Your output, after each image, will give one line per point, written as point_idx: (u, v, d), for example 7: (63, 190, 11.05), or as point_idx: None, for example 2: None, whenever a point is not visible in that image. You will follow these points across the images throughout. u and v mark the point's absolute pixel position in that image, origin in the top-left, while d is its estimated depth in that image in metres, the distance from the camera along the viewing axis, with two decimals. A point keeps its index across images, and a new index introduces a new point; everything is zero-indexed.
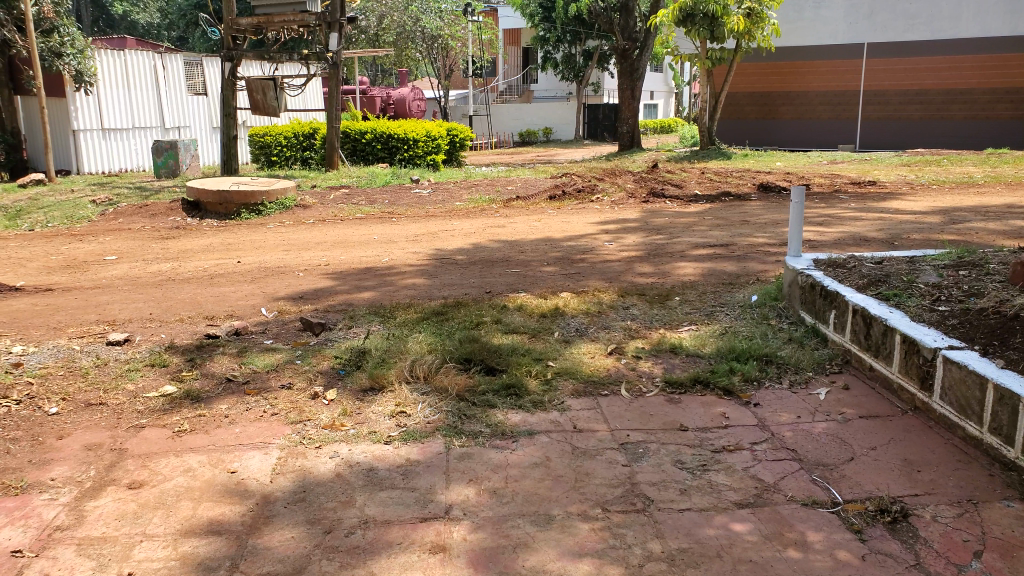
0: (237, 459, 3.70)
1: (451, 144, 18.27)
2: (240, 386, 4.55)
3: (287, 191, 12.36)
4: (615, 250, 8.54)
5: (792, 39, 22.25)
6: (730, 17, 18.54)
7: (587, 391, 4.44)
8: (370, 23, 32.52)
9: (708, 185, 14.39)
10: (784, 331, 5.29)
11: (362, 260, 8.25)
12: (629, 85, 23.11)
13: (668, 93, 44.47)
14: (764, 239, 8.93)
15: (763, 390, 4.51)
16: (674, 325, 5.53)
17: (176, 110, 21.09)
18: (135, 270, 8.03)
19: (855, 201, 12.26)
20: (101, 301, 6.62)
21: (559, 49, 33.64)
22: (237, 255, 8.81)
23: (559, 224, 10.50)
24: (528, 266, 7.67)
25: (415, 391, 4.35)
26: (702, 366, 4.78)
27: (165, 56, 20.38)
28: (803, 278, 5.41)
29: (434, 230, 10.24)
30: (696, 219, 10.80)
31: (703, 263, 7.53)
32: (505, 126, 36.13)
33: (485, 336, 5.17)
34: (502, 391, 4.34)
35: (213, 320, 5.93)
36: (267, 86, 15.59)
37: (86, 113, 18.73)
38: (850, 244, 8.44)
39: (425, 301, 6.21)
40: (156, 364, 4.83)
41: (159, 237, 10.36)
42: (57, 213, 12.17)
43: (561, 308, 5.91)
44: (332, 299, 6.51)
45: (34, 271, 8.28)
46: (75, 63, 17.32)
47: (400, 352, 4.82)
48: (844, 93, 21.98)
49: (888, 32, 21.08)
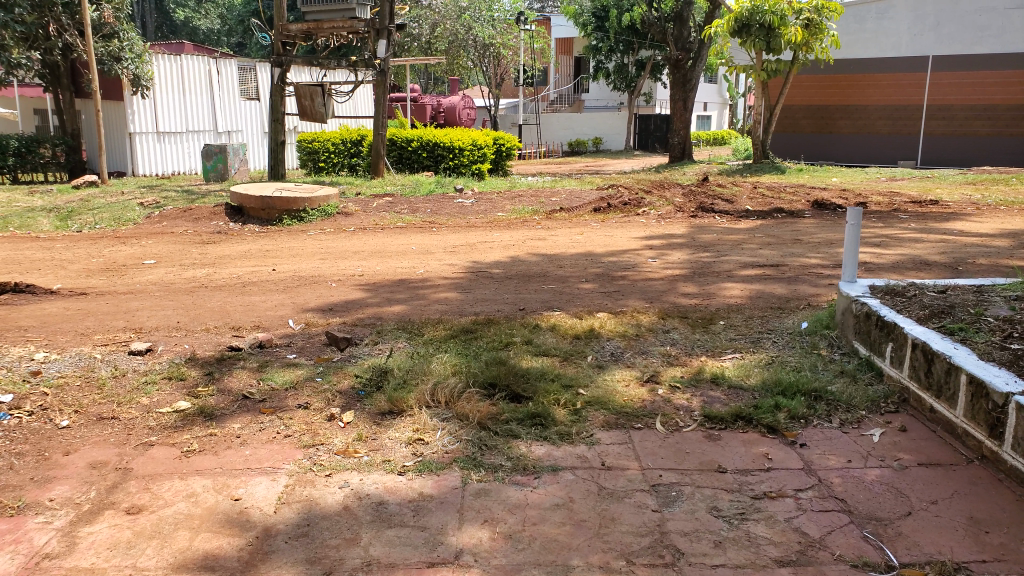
0: (242, 485, 3.52)
1: (497, 153, 18.10)
2: (257, 403, 4.39)
3: (329, 198, 12.29)
4: (658, 267, 8.19)
5: (853, 51, 21.66)
6: (788, 28, 17.98)
7: (618, 423, 4.15)
8: (421, 31, 32.58)
9: (760, 200, 13.90)
10: (836, 363, 4.91)
11: (397, 271, 8.09)
12: (681, 96, 22.70)
13: (722, 105, 43.68)
14: (817, 260, 8.47)
15: (809, 428, 4.14)
16: (717, 352, 5.19)
17: (229, 115, 21.42)
18: (170, 276, 8.00)
19: (916, 221, 11.65)
20: (131, 307, 6.57)
21: (610, 59, 33.20)
22: (273, 262, 8.75)
23: (601, 238, 10.19)
24: (565, 283, 7.40)
25: (434, 416, 4.12)
26: (746, 399, 4.44)
27: (220, 61, 20.73)
28: (857, 306, 5.02)
29: (474, 241, 10.03)
30: (745, 236, 10.37)
31: (751, 285, 7.16)
32: (555, 136, 35.84)
33: (513, 358, 4.91)
34: (527, 421, 4.08)
35: (239, 331, 5.81)
36: (315, 92, 15.65)
37: (142, 116, 19.18)
38: (910, 268, 7.94)
39: (454, 318, 5.99)
40: (174, 377, 4.72)
41: (199, 242, 10.39)
42: (106, 215, 12.36)
43: (597, 329, 5.61)
44: (361, 312, 6.34)
45: (74, 274, 8.33)
46: (133, 67, 17.82)
47: (423, 373, 4.60)
48: (907, 107, 21.15)
49: (955, 45, 20.17)
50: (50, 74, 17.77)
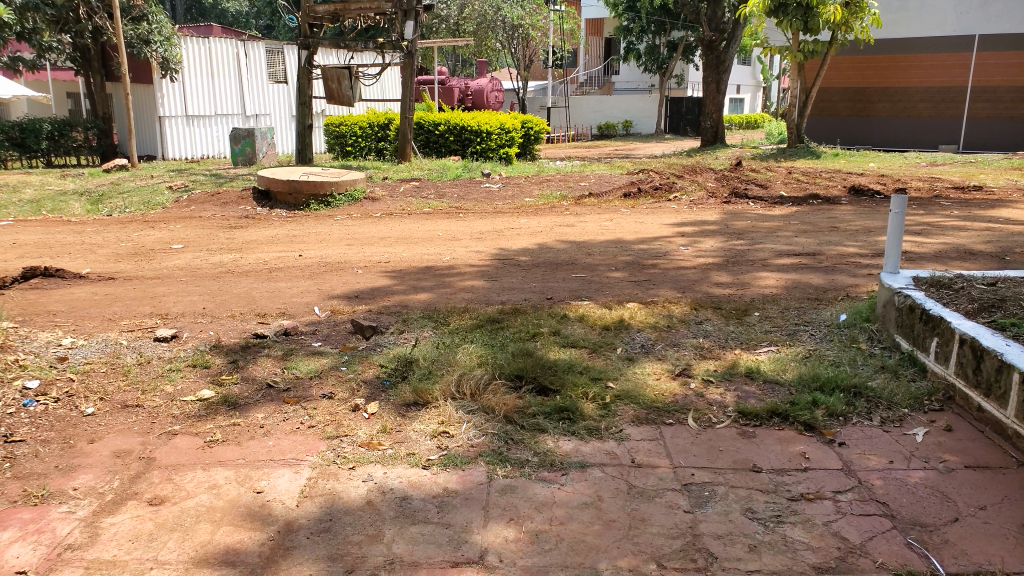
0: (265, 477, 3.47)
1: (526, 137, 17.91)
2: (281, 393, 4.35)
3: (357, 183, 12.23)
4: (690, 255, 8.01)
5: (894, 31, 21.08)
6: (826, 7, 17.48)
7: (649, 418, 4.03)
8: (450, 12, 32.67)
9: (794, 186, 13.58)
10: (875, 357, 4.73)
11: (424, 258, 8.00)
12: (713, 79, 22.26)
13: (755, 88, 42.89)
14: (855, 248, 8.22)
15: (848, 427, 3.99)
16: (751, 345, 5.03)
17: (257, 98, 21.48)
18: (197, 261, 8.00)
19: (958, 208, 11.30)
20: (157, 293, 6.56)
21: (642, 40, 32.74)
22: (299, 248, 8.72)
23: (631, 225, 10.01)
24: (594, 271, 7.25)
25: (460, 408, 4.04)
26: (781, 395, 4.29)
27: (248, 44, 20.78)
28: (899, 299, 4.84)
29: (501, 227, 9.91)
30: (780, 223, 10.12)
31: (786, 274, 6.96)
32: (585, 119, 35.45)
33: (541, 350, 4.81)
34: (554, 415, 3.97)
35: (265, 318, 5.77)
36: (343, 75, 15.57)
37: (171, 100, 19.31)
38: (953, 258, 7.66)
39: (481, 307, 5.88)
40: (198, 365, 4.70)
41: (226, 226, 10.41)
42: (135, 199, 12.43)
43: (627, 320, 5.48)
44: (387, 300, 6.27)
45: (103, 258, 8.37)
46: (162, 50, 17.89)
47: (449, 363, 4.51)
48: (949, 90, 20.54)
49: (1003, 24, 19.46)
50: (80, 57, 17.89)
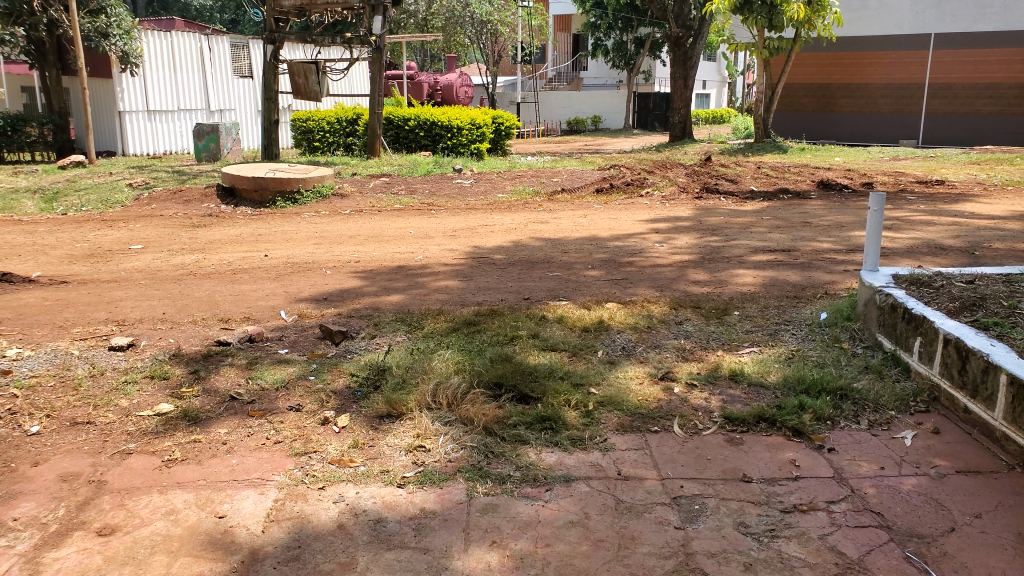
0: (228, 499, 3.25)
1: (496, 133, 17.69)
2: (245, 405, 4.12)
3: (324, 179, 11.92)
4: (666, 252, 7.88)
5: (854, 28, 21.22)
6: (790, 5, 17.54)
7: (634, 426, 3.87)
8: (419, 7, 31.56)
9: (764, 181, 13.58)
10: (859, 358, 4.62)
11: (395, 257, 7.76)
12: (682, 74, 22.23)
13: (721, 84, 43.17)
14: (829, 244, 8.17)
15: (836, 431, 3.86)
16: (733, 346, 4.90)
17: (222, 93, 20.96)
18: (157, 263, 7.67)
19: (925, 202, 11.37)
20: (114, 297, 6.25)
21: (609, 36, 32.66)
22: (265, 248, 8.41)
23: (605, 221, 9.87)
24: (571, 270, 7.09)
25: (436, 420, 3.84)
26: (768, 399, 4.15)
27: (211, 38, 20.26)
28: (881, 297, 4.73)
29: (474, 225, 9.69)
30: (753, 219, 10.05)
31: (763, 271, 6.87)
32: (553, 115, 35.31)
33: (519, 354, 4.62)
34: (535, 425, 3.79)
35: (228, 323, 5.50)
36: (310, 70, 15.19)
37: (131, 95, 18.70)
38: (926, 253, 7.64)
39: (456, 309, 5.68)
40: (156, 377, 4.44)
41: (189, 225, 10.04)
42: (93, 197, 11.96)
43: (606, 321, 5.32)
44: (358, 302, 6.03)
45: (57, 260, 7.99)
46: (121, 44, 17.26)
47: (423, 371, 4.30)
48: (908, 86, 20.76)
49: (956, 22, 19.83)
50: (35, 50, 17.21)
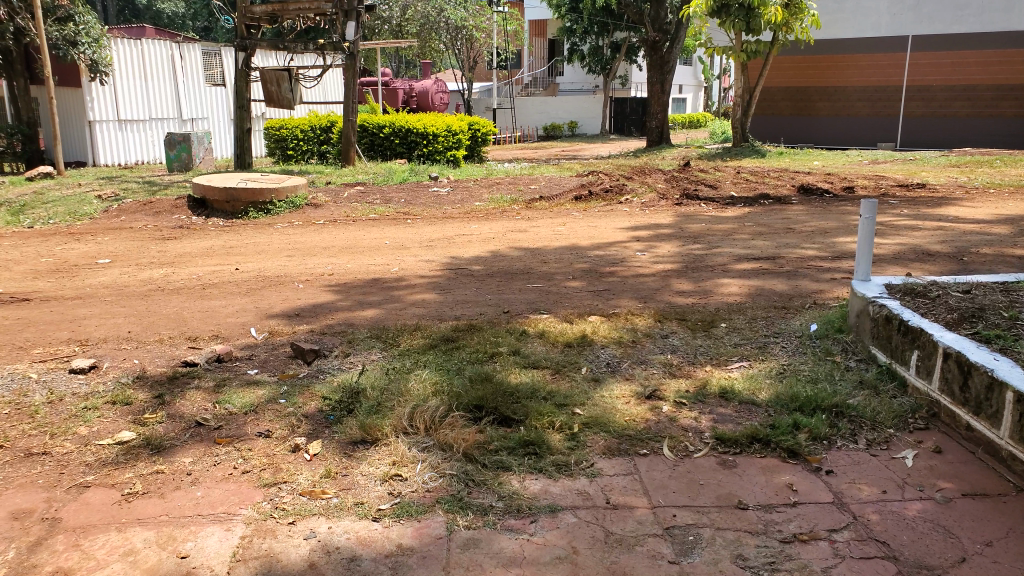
0: (191, 537, 3.02)
1: (473, 139, 17.51)
2: (212, 431, 3.87)
3: (297, 189, 11.67)
4: (648, 261, 7.74)
5: (832, 31, 21.33)
6: (767, 8, 17.57)
7: (621, 449, 3.69)
8: (393, 14, 31.25)
9: (744, 186, 13.53)
10: (852, 372, 4.49)
11: (370, 269, 7.55)
12: (659, 79, 22.23)
13: (697, 88, 43.41)
14: (814, 251, 8.08)
15: (832, 451, 3.72)
16: (722, 361, 4.75)
17: (193, 101, 20.64)
18: (124, 277, 7.40)
19: (906, 206, 11.35)
20: (77, 315, 5.98)
21: (585, 41, 32.68)
22: (236, 260, 8.17)
23: (585, 230, 9.73)
24: (551, 280, 6.92)
25: (413, 445, 3.64)
26: (760, 417, 4.01)
27: (182, 45, 19.97)
28: (874, 309, 4.62)
29: (451, 234, 9.50)
30: (735, 225, 9.95)
31: (749, 280, 6.74)
32: (529, 120, 35.18)
33: (500, 373, 4.42)
34: (518, 450, 3.61)
35: (196, 342, 5.25)
36: (282, 77, 14.96)
37: (102, 104, 18.26)
38: (913, 259, 7.57)
39: (433, 324, 5.47)
40: (118, 402, 4.15)
41: (158, 238, 9.76)
42: (61, 209, 11.62)
43: (590, 336, 5.14)
44: (331, 318, 5.80)
45: (19, 275, 7.69)
46: (89, 52, 16.80)
47: (400, 393, 4.09)
48: (886, 88, 20.93)
49: (934, 24, 19.95)
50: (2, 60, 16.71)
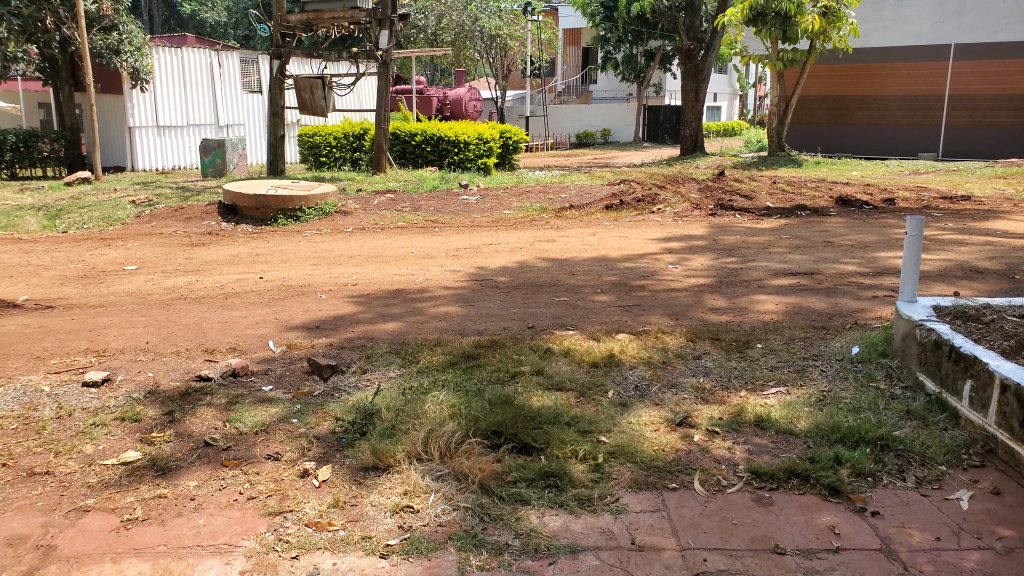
0: (188, 571, 2.85)
1: (504, 147, 17.34)
2: (220, 452, 3.72)
3: (327, 197, 11.59)
4: (680, 275, 7.47)
5: (871, 39, 20.80)
6: (804, 16, 17.17)
7: (649, 483, 3.46)
8: (428, 21, 32.23)
9: (780, 196, 13.14)
10: (898, 401, 4.19)
11: (394, 279, 7.39)
12: (694, 86, 21.87)
13: (732, 96, 42.84)
14: (854, 267, 7.74)
15: (878, 489, 3.45)
16: (758, 386, 4.48)
17: (230, 107, 20.78)
18: (149, 285, 7.34)
19: (951, 219, 10.90)
20: (98, 324, 5.90)
21: (619, 49, 32.43)
22: (261, 269, 8.08)
23: (616, 240, 9.48)
24: (579, 294, 6.68)
25: (426, 474, 3.44)
26: (799, 449, 3.74)
27: (221, 53, 20.10)
28: (922, 333, 4.32)
29: (478, 244, 9.32)
30: (771, 238, 9.61)
31: (786, 297, 6.43)
32: (562, 128, 34.96)
33: (522, 395, 4.20)
34: (538, 482, 3.39)
35: (212, 355, 5.12)
36: (316, 84, 14.86)
37: (142, 110, 18.53)
38: (961, 277, 7.18)
39: (455, 339, 5.27)
40: (127, 419, 4.02)
41: (187, 244, 9.73)
42: (95, 214, 11.69)
43: (617, 355, 4.90)
44: (351, 331, 5.64)
45: (47, 281, 7.68)
46: (132, 60, 16.98)
47: (415, 416, 3.90)
48: (927, 97, 20.31)
49: (977, 33, 19.36)
50: (48, 67, 16.93)
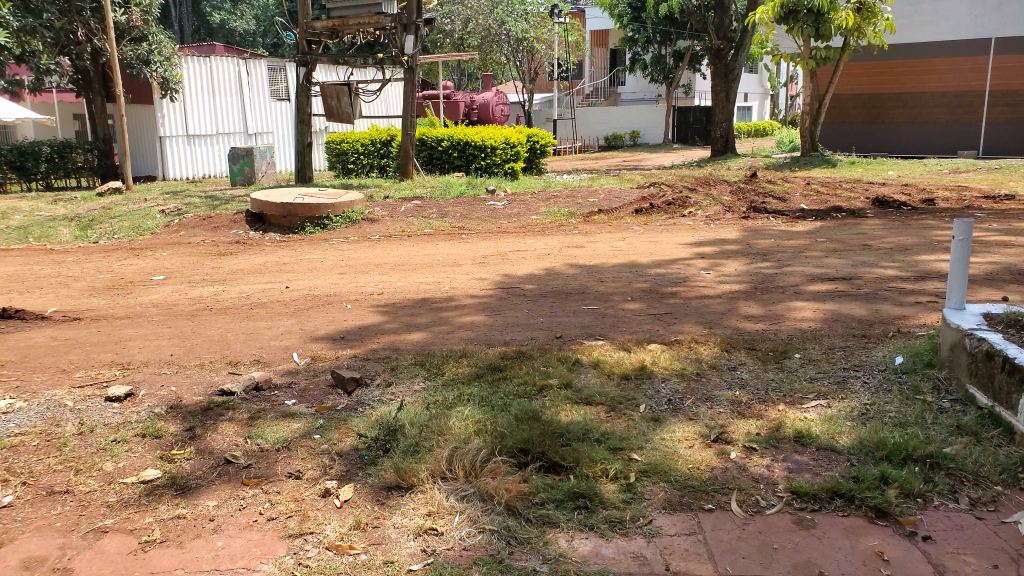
0: None
1: (531, 151, 17.24)
2: (241, 471, 3.63)
3: (354, 204, 11.56)
4: (713, 281, 7.27)
5: (908, 35, 20.34)
6: (838, 13, 16.77)
7: (683, 503, 3.30)
8: (454, 27, 31.88)
9: (815, 198, 12.84)
10: (946, 416, 3.98)
11: (420, 288, 7.30)
12: (723, 87, 21.57)
13: (762, 96, 42.37)
14: (894, 270, 7.47)
15: (929, 512, 3.24)
16: (797, 399, 4.29)
17: (259, 115, 20.97)
18: (175, 295, 7.35)
19: (995, 220, 10.55)
20: (124, 336, 5.89)
21: (647, 50, 32.17)
22: (287, 278, 8.05)
23: (645, 245, 9.30)
24: (608, 302, 6.53)
25: (451, 494, 3.32)
26: (842, 467, 3.55)
27: (249, 61, 20.27)
28: (971, 343, 4.10)
29: (506, 250, 9.20)
30: (807, 241, 9.35)
31: (823, 304, 6.21)
32: (590, 130, 34.73)
33: (549, 410, 4.05)
34: (567, 503, 3.25)
35: (236, 367, 5.06)
36: (342, 92, 14.90)
37: (172, 119, 18.77)
38: (1009, 281, 6.89)
39: (482, 350, 5.15)
40: (148, 435, 3.95)
41: (215, 253, 9.75)
42: (126, 223, 11.80)
43: (648, 367, 4.73)
44: (376, 342, 5.55)
45: (76, 292, 7.73)
46: (162, 70, 17.19)
47: (439, 432, 3.79)
48: (966, 94, 19.81)
49: (1018, 26, 18.83)
50: (81, 79, 17.21)
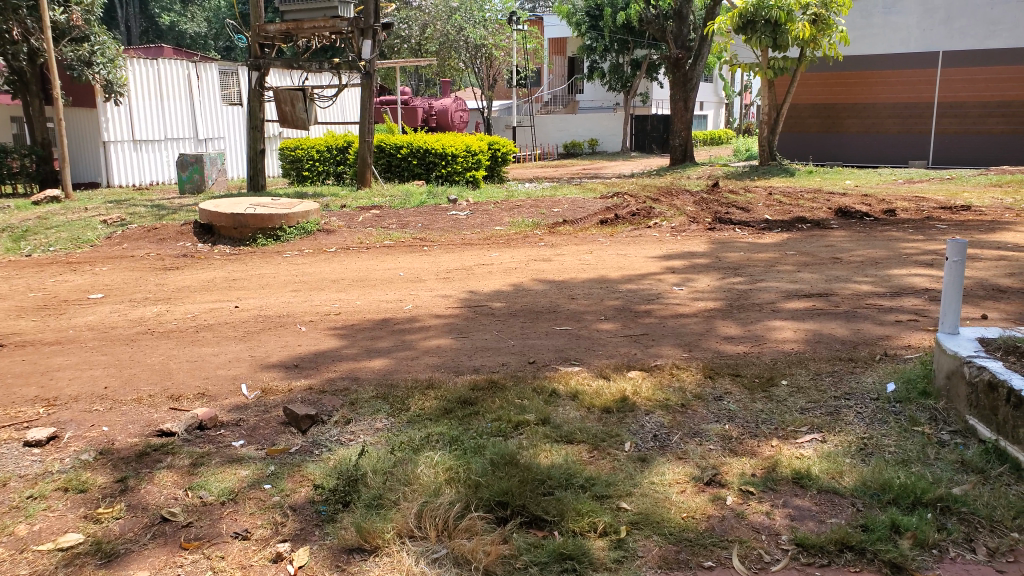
0: None
1: (492, 159, 16.89)
2: (179, 531, 3.18)
3: (309, 215, 11.05)
4: (687, 298, 7.01)
5: (860, 47, 20.58)
6: (794, 24, 16.76)
7: (680, 560, 2.97)
8: (412, 32, 31.89)
9: (778, 208, 12.76)
10: (949, 450, 3.73)
11: (381, 307, 6.87)
12: (682, 95, 21.51)
13: (718, 105, 42.81)
14: (869, 286, 7.31)
15: (947, 565, 2.96)
16: (791, 433, 4.00)
17: (210, 121, 20.24)
18: (114, 316, 6.81)
19: (958, 232, 10.54)
20: (52, 365, 5.34)
21: (605, 58, 31.93)
22: (237, 296, 7.55)
23: (614, 259, 9.02)
24: (581, 322, 6.20)
25: (420, 557, 2.94)
26: (847, 514, 3.26)
27: (200, 65, 19.60)
28: (971, 371, 3.86)
29: (470, 264, 8.82)
30: (776, 254, 9.17)
31: (804, 323, 5.98)
32: (549, 138, 34.54)
33: (526, 451, 3.69)
34: (552, 566, 2.89)
35: (178, 402, 4.58)
36: (297, 97, 14.37)
37: (116, 124, 17.94)
38: (985, 297, 6.76)
39: (449, 380, 4.75)
40: (72, 489, 3.48)
41: (160, 269, 9.16)
42: (64, 234, 11.11)
43: (630, 398, 4.39)
44: (333, 370, 5.11)
45: (4, 313, 7.13)
46: (105, 72, 16.35)
47: (405, 481, 3.40)
48: (916, 105, 20.08)
49: (966, 40, 19.20)
50: (17, 80, 16.32)
